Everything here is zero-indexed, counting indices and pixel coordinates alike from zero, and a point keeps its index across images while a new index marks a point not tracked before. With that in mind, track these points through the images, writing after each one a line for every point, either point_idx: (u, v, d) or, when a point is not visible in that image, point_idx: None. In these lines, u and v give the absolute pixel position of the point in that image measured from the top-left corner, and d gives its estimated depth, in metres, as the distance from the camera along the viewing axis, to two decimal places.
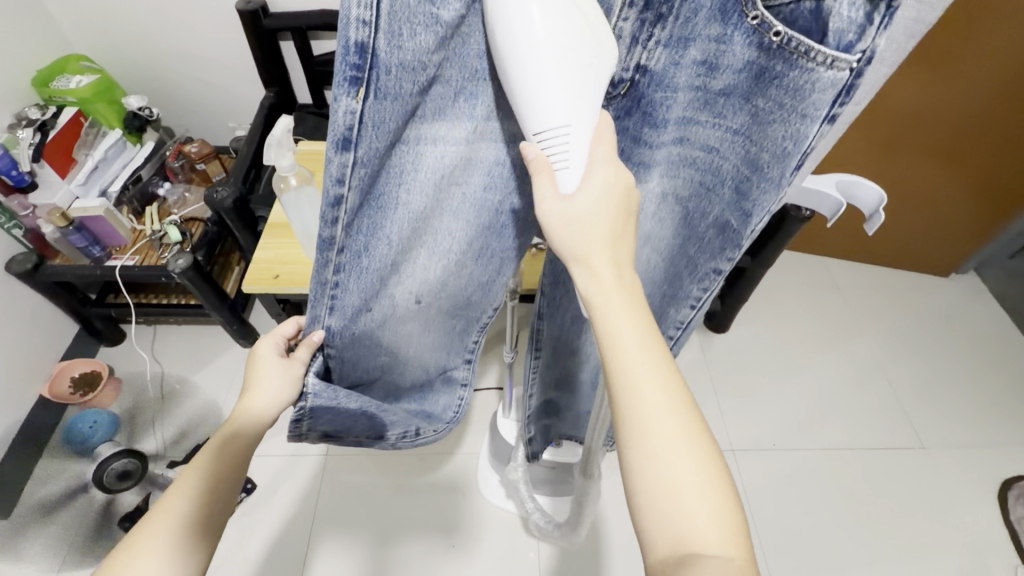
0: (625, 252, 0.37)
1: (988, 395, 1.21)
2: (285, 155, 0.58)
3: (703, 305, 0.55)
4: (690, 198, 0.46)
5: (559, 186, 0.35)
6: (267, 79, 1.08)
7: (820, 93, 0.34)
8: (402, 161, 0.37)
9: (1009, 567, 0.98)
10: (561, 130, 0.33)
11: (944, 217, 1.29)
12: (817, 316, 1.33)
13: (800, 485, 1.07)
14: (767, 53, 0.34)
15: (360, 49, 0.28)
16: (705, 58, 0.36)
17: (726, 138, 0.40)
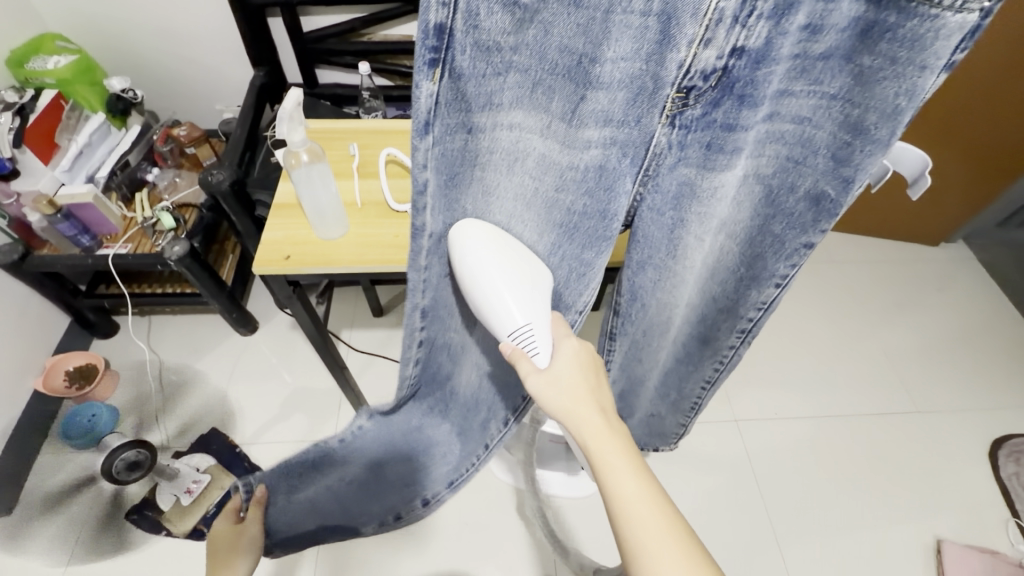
0: (605, 398, 0.41)
1: (977, 358, 1.25)
2: (297, 130, 0.57)
3: (792, 284, 0.43)
4: (775, 174, 0.36)
5: (537, 362, 0.40)
6: (256, 58, 1.05)
7: (943, 40, 0.26)
8: (477, 148, 0.32)
9: (1000, 521, 1.02)
10: (523, 331, 0.39)
11: (940, 190, 1.31)
12: (813, 288, 1.35)
13: (802, 452, 1.09)
14: (877, 6, 0.26)
15: (439, 31, 0.25)
16: (807, 22, 0.28)
17: (819, 105, 0.32)
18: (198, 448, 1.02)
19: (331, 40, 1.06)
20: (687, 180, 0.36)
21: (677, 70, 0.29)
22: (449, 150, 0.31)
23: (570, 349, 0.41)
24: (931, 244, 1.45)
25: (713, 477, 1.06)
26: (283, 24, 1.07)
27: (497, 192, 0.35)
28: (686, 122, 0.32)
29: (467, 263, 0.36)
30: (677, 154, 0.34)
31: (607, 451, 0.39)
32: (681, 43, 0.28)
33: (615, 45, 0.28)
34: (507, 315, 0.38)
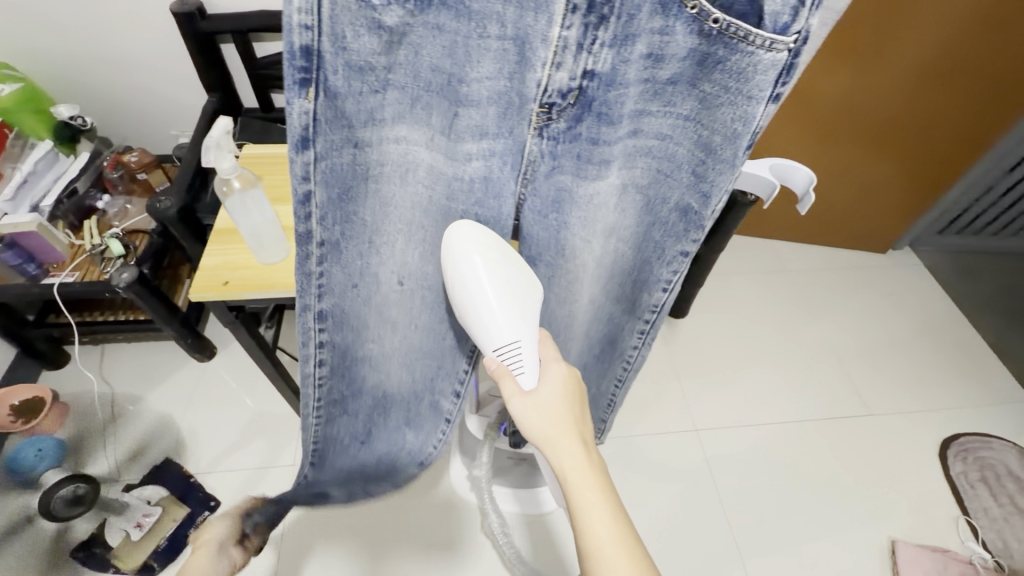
0: (584, 428, 0.45)
1: (924, 360, 1.30)
2: (225, 157, 0.58)
3: (675, 289, 0.51)
4: (650, 185, 0.43)
5: (523, 383, 0.46)
6: (208, 83, 1.06)
7: (762, 74, 0.33)
8: (364, 160, 0.38)
9: (950, 518, 1.05)
10: (512, 348, 0.45)
11: (880, 197, 1.38)
12: (769, 296, 1.39)
13: (762, 459, 1.11)
14: (709, 40, 0.33)
15: (307, 52, 0.30)
16: (649, 51, 0.35)
17: (678, 124, 0.39)
18: (150, 479, 0.99)
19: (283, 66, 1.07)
20: (564, 186, 0.43)
21: (536, 87, 0.36)
22: (335, 164, 0.36)
23: (555, 373, 0.46)
24: (879, 250, 1.51)
25: (674, 488, 1.07)
26: (235, 51, 1.07)
27: (394, 202, 0.42)
28: (552, 133, 0.39)
29: (462, 270, 0.44)
30: (551, 162, 0.41)
31: (584, 485, 0.41)
32: (537, 64, 0.35)
33: (480, 66, 0.35)
34: (497, 331, 0.45)
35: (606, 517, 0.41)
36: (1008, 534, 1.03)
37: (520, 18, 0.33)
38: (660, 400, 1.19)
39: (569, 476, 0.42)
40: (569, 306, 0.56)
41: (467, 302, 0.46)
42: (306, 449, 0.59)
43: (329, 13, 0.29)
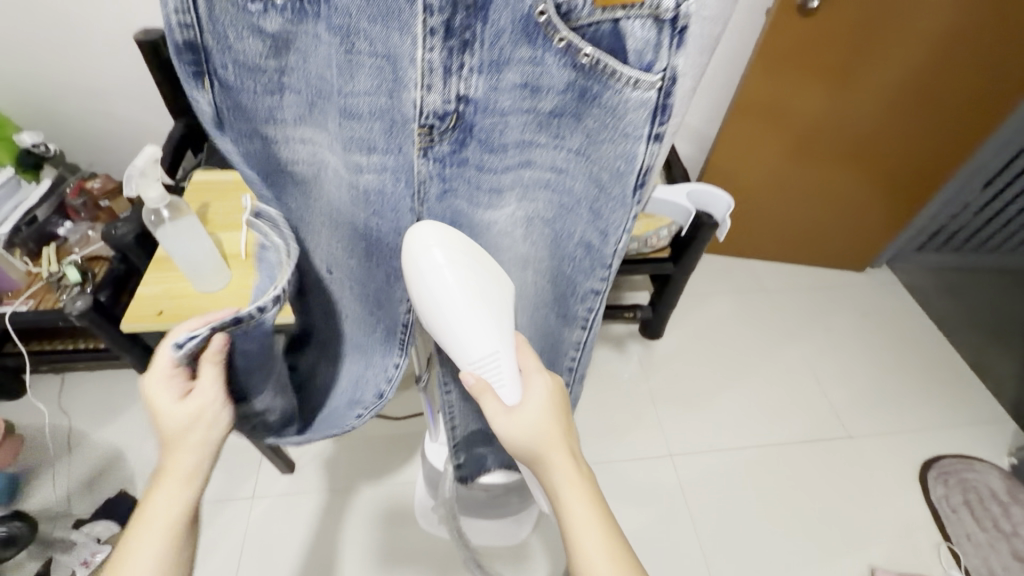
0: (571, 440, 0.43)
1: (903, 380, 1.28)
2: (151, 185, 0.56)
3: (592, 326, 0.53)
4: (553, 218, 0.45)
5: (505, 399, 0.44)
6: (174, 109, 1.05)
7: (634, 112, 0.35)
8: (274, 154, 0.41)
9: (932, 546, 1.02)
10: (490, 359, 0.44)
11: (854, 214, 1.38)
12: (746, 317, 1.38)
13: (738, 485, 1.08)
14: (583, 74, 0.35)
15: (191, 47, 0.34)
16: (524, 80, 0.36)
17: (570, 158, 0.41)
18: (101, 515, 0.95)
19: None
20: (458, 213, 0.44)
21: (413, 109, 0.37)
22: (245, 156, 0.40)
23: (539, 384, 0.44)
24: (857, 268, 1.51)
25: (647, 517, 1.03)
26: None
27: (317, 201, 0.46)
28: (438, 157, 0.40)
29: (429, 292, 0.42)
30: (442, 185, 0.42)
31: (575, 502, 0.40)
32: (410, 86, 0.36)
33: (357, 81, 0.36)
34: (472, 343, 0.44)
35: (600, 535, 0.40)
36: (991, 561, 1.00)
37: (387, 37, 0.34)
38: (634, 425, 1.16)
39: (562, 493, 0.41)
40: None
41: (439, 317, 0.44)
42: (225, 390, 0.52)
43: (205, 13, 0.33)
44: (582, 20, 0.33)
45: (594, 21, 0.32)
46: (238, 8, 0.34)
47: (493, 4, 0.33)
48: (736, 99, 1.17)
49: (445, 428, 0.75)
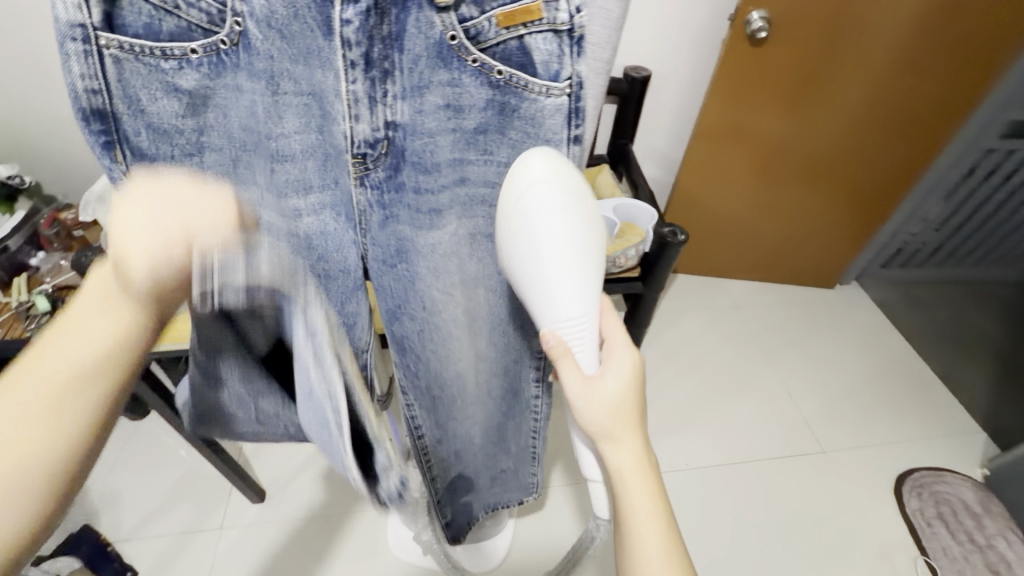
0: (637, 423, 0.45)
1: (875, 393, 1.29)
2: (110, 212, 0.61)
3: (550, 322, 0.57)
4: (489, 228, 0.48)
5: (585, 365, 0.44)
6: None
7: (551, 118, 0.41)
8: None
9: (909, 560, 1.02)
10: (575, 322, 0.42)
11: (820, 231, 1.42)
12: (719, 335, 1.40)
13: (714, 503, 1.08)
14: (500, 90, 0.39)
15: (100, 114, 0.36)
16: (447, 101, 0.40)
17: (501, 171, 0.44)
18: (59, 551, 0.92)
19: None
20: (405, 238, 0.46)
21: (343, 139, 0.40)
22: None
23: (621, 364, 0.45)
24: (828, 285, 1.54)
25: None
26: None
27: None
28: (374, 183, 0.43)
29: (527, 239, 0.39)
30: (383, 211, 0.44)
31: (635, 477, 0.44)
32: (338, 118, 0.39)
33: (284, 122, 0.39)
34: (562, 303, 0.41)
35: (647, 511, 0.44)
36: (968, 573, 1.00)
37: (309, 75, 0.38)
38: None
39: (621, 472, 0.44)
40: (464, 345, 0.57)
41: (528, 265, 0.40)
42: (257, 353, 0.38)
43: (117, 77, 0.36)
44: (490, 40, 0.38)
45: (501, 40, 0.38)
46: (151, 67, 0.36)
47: (407, 34, 0.37)
48: (698, 126, 1.21)
49: (424, 480, 0.71)
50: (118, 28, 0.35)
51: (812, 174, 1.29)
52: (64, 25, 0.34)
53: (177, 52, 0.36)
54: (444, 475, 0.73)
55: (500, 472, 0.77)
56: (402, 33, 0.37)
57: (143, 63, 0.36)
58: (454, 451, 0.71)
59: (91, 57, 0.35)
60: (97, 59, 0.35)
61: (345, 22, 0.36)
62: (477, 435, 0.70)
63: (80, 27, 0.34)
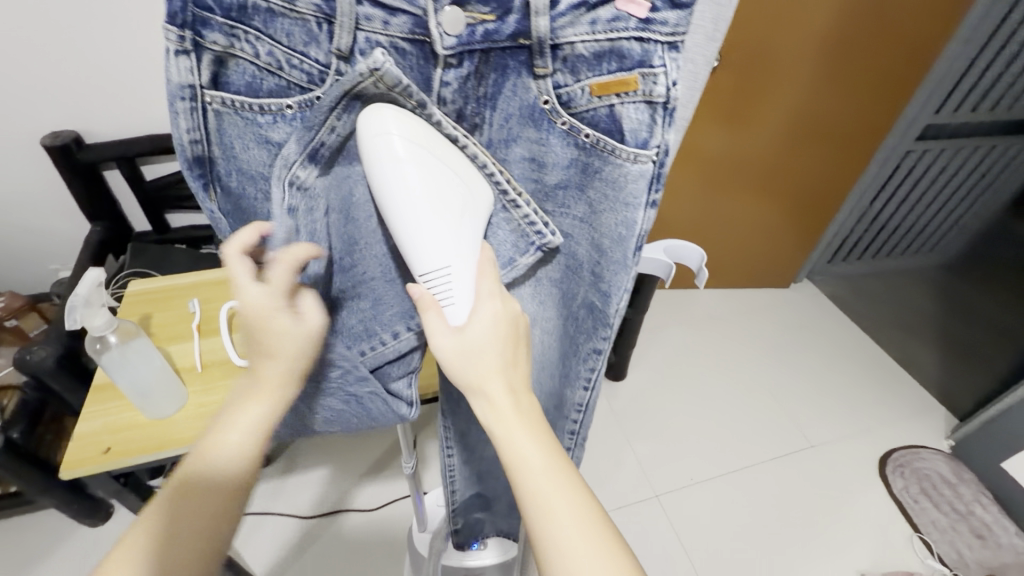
0: (519, 376, 0.33)
1: (845, 383, 1.39)
2: (95, 314, 0.54)
3: (597, 386, 0.45)
4: (561, 279, 0.41)
5: (450, 318, 0.32)
6: (90, 214, 0.99)
7: (634, 183, 0.31)
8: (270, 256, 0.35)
9: (906, 537, 1.09)
10: (440, 274, 0.31)
11: (773, 237, 1.52)
12: (699, 346, 1.45)
13: (726, 515, 1.10)
14: (585, 152, 0.31)
15: (200, 162, 0.29)
16: (528, 156, 0.33)
17: (575, 225, 0.36)
18: None
19: (178, 187, 1.03)
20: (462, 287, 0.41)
21: None
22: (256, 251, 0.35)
23: (492, 315, 0.32)
24: (783, 285, 1.66)
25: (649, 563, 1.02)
26: (121, 176, 1.01)
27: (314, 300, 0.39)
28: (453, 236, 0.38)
29: (386, 185, 0.29)
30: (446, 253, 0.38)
31: (518, 438, 0.31)
32: None
33: None
34: (418, 248, 0.30)
35: (552, 471, 0.31)
36: (958, 543, 1.07)
37: None
38: (618, 470, 1.16)
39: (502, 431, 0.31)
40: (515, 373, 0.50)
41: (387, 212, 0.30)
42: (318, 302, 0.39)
43: (218, 128, 0.29)
44: (580, 106, 0.30)
45: (591, 107, 0.29)
46: (248, 121, 0.29)
47: (501, 93, 0.30)
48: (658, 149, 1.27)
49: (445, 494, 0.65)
50: (225, 87, 0.28)
51: (764, 185, 1.38)
52: (173, 84, 0.26)
53: (274, 107, 0.29)
54: (464, 491, 0.68)
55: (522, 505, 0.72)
56: (497, 94, 0.30)
57: (242, 117, 0.29)
58: (479, 473, 0.66)
59: (197, 114, 0.28)
60: (203, 116, 0.28)
61: (444, 82, 0.29)
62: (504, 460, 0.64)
63: (189, 85, 0.27)
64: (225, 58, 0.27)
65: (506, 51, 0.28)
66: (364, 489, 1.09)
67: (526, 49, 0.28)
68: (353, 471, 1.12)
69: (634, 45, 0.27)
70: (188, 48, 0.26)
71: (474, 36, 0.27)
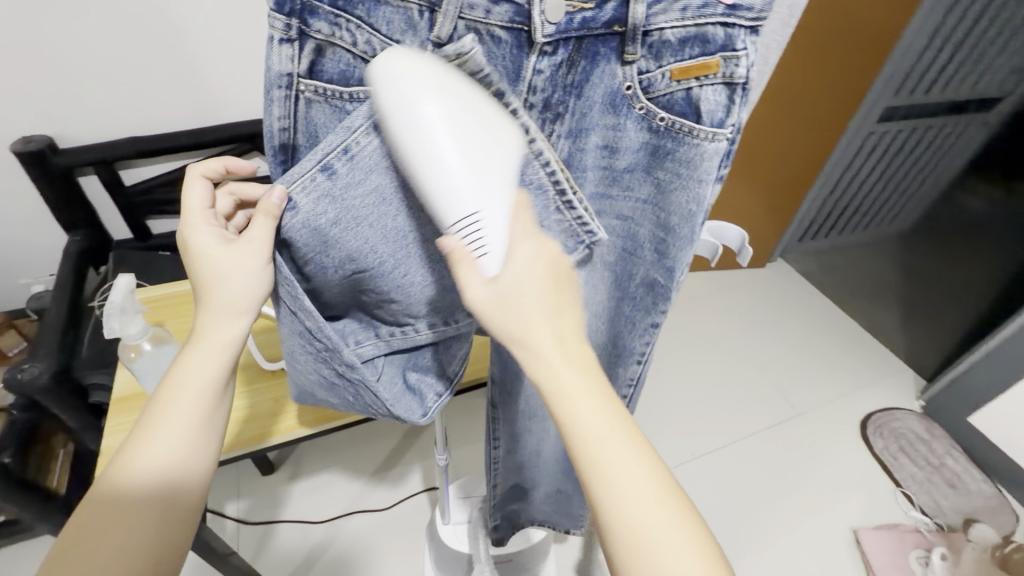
0: (568, 325, 0.33)
1: (824, 353, 1.47)
2: (132, 322, 0.59)
3: (649, 357, 0.48)
4: (616, 262, 0.42)
5: (483, 269, 0.31)
6: (67, 223, 0.94)
7: (707, 161, 0.33)
8: (335, 232, 0.34)
9: (889, 492, 1.17)
10: (469, 220, 0.30)
11: (749, 220, 1.58)
12: (687, 327, 1.50)
13: (726, 486, 1.16)
14: (658, 135, 0.33)
15: (285, 149, 0.32)
16: (603, 142, 0.35)
17: (638, 207, 0.38)
18: None
19: (161, 190, 0.98)
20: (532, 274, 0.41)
21: None
22: (319, 227, 0.33)
23: (528, 254, 0.32)
24: (760, 264, 1.73)
25: None
26: (98, 182, 0.95)
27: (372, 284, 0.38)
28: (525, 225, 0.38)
29: (411, 131, 0.28)
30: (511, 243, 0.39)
31: (568, 399, 0.32)
32: None
33: None
34: (450, 194, 0.29)
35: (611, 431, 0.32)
36: (935, 494, 1.16)
37: None
38: None
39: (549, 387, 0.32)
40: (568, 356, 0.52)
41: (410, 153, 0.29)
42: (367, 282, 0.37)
43: (306, 115, 0.32)
44: (659, 90, 0.32)
45: (669, 91, 0.32)
46: (336, 110, 0.32)
47: (587, 82, 0.32)
48: None
49: (489, 487, 0.68)
50: (318, 74, 0.30)
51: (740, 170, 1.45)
52: (273, 73, 0.29)
53: (362, 95, 0.31)
54: (505, 483, 0.70)
55: (554, 489, 0.74)
56: (584, 82, 0.32)
57: (331, 106, 0.32)
58: (517, 463, 0.67)
59: (289, 101, 0.31)
60: (294, 103, 0.31)
61: (536, 71, 0.31)
62: (547, 449, 0.66)
63: (287, 75, 0.30)
64: (322, 48, 0.30)
65: (598, 39, 0.30)
66: (377, 485, 1.10)
67: (618, 36, 0.30)
68: (363, 469, 1.12)
69: (717, 30, 0.30)
70: (292, 36, 0.29)
71: (571, 24, 0.29)
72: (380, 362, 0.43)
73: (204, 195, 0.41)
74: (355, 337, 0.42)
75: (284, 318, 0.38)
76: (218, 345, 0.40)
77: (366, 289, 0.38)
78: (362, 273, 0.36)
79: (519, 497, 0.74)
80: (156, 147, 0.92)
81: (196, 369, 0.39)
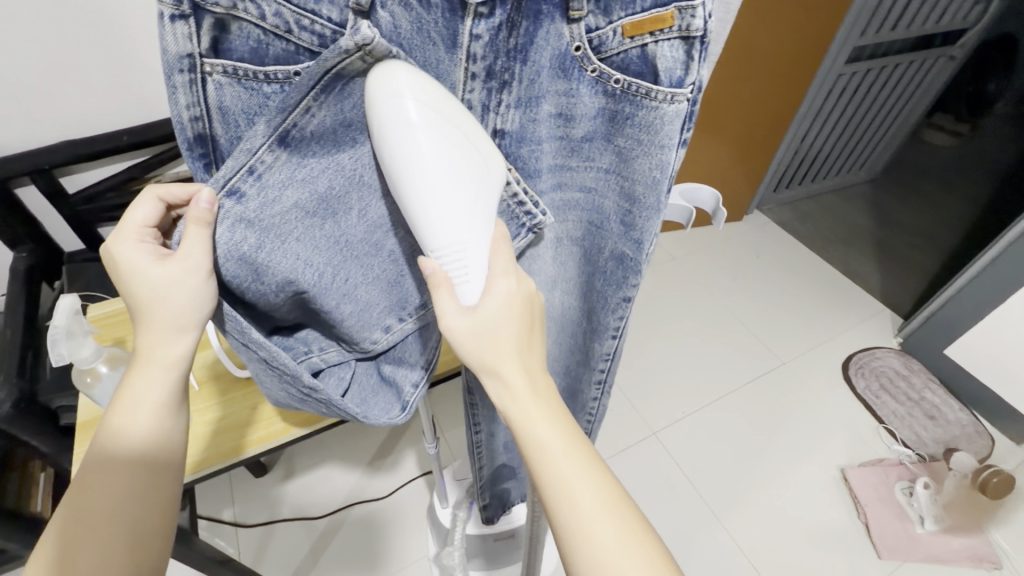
0: (535, 359, 0.34)
1: (803, 301, 1.49)
2: (83, 344, 0.56)
3: (625, 333, 0.46)
4: (584, 237, 0.41)
5: (461, 298, 0.31)
6: (10, 240, 0.88)
7: (669, 125, 0.31)
8: (263, 254, 0.31)
9: (872, 428, 1.21)
10: (453, 250, 0.30)
11: (723, 175, 1.57)
12: (669, 288, 1.50)
13: (718, 441, 1.18)
14: (614, 99, 0.31)
15: (202, 139, 0.28)
16: (557, 110, 0.32)
17: (600, 177, 0.36)
18: None
19: (108, 195, 0.92)
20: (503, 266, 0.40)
21: None
22: (245, 253, 0.31)
23: (504, 292, 0.32)
24: (739, 217, 1.72)
25: (656, 496, 1.09)
26: (36, 193, 0.89)
27: (326, 297, 0.35)
28: None
29: (404, 163, 0.27)
30: None
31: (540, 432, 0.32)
32: None
33: None
34: (438, 222, 0.29)
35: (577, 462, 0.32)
36: (917, 426, 1.20)
37: None
38: (614, 418, 1.21)
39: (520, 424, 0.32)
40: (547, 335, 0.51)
41: (405, 182, 0.28)
42: (318, 297, 0.35)
43: (218, 102, 0.28)
44: (611, 50, 0.29)
45: (623, 49, 0.29)
46: (253, 93, 0.28)
47: (533, 44, 0.29)
48: None
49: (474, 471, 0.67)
50: (226, 54, 0.27)
51: (711, 120, 1.41)
52: (170, 55, 0.25)
53: (281, 77, 0.28)
54: (490, 465, 0.70)
55: None
56: (530, 45, 0.29)
57: (246, 88, 0.28)
58: (504, 441, 0.66)
59: (197, 87, 0.27)
60: (203, 88, 0.27)
61: (474, 36, 0.28)
62: None
63: (188, 56, 0.26)
64: (226, 23, 0.26)
65: None
66: (374, 475, 1.09)
67: None
68: (357, 461, 1.11)
69: None
70: (186, 12, 0.25)
71: None
72: (352, 369, 0.42)
73: (152, 216, 0.37)
74: (320, 344, 0.40)
75: (238, 349, 0.36)
76: (159, 365, 0.37)
77: (316, 305, 0.36)
78: (304, 292, 0.34)
79: (513, 477, 0.74)
80: (94, 149, 0.86)
81: (143, 392, 0.37)
